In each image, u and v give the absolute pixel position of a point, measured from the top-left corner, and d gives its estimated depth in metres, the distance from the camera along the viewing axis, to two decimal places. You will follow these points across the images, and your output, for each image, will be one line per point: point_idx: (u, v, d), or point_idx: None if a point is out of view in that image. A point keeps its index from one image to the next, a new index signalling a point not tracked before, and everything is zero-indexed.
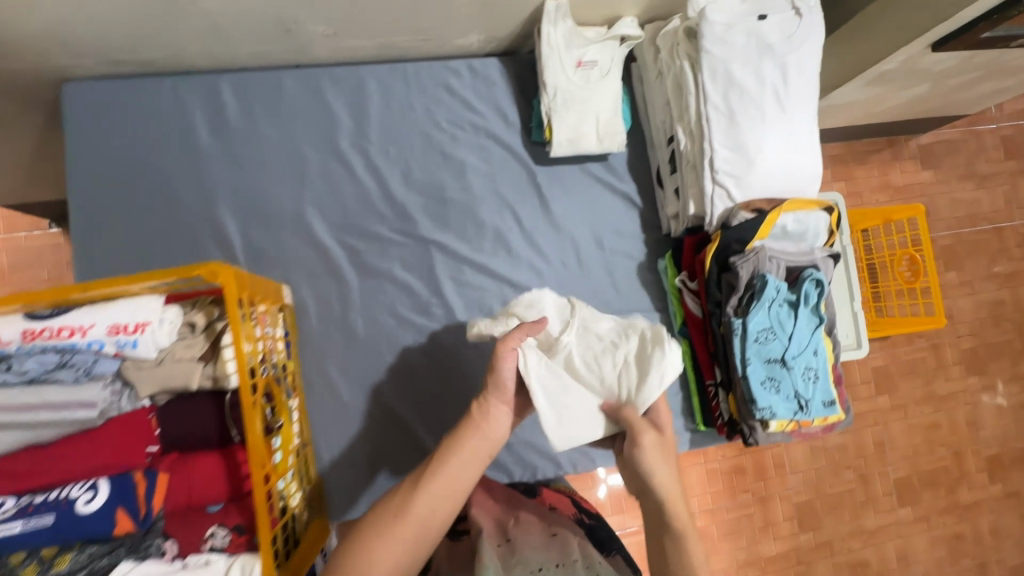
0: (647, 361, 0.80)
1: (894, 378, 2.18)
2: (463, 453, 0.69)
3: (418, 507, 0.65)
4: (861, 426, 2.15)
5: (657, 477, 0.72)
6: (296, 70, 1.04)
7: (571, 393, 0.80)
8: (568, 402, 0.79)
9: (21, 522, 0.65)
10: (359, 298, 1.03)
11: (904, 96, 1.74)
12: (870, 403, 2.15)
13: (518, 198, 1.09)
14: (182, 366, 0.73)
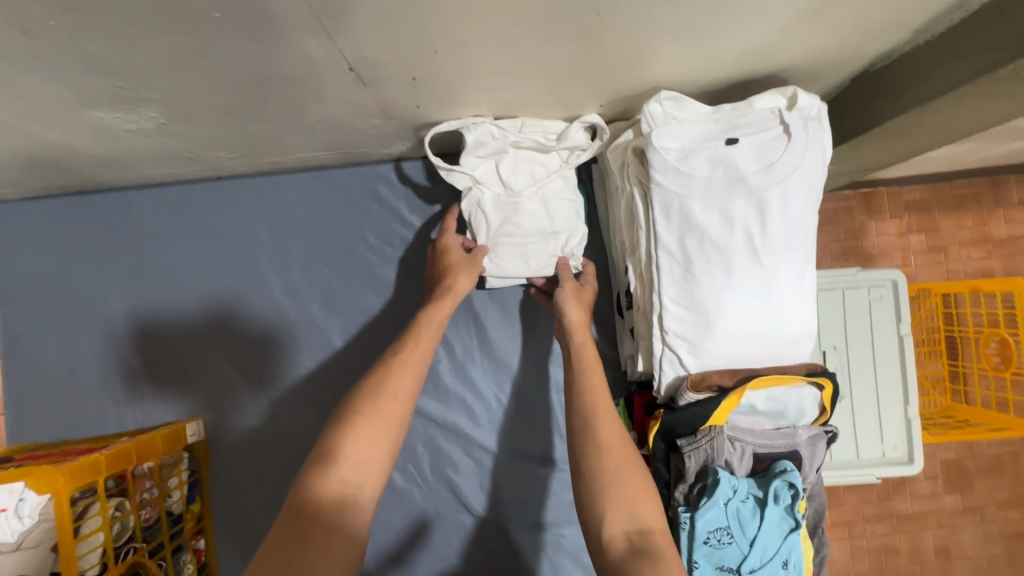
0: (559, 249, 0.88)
1: (973, 483, 1.38)
2: (444, 314, 0.78)
3: (408, 352, 0.69)
4: (921, 538, 1.38)
5: (588, 373, 0.74)
6: (217, 184, 0.97)
7: (497, 239, 0.87)
8: (493, 245, 0.87)
9: None
10: (272, 431, 0.96)
11: (999, 149, 1.22)
12: (935, 510, 1.38)
13: (451, 324, 0.97)
14: (48, 552, 0.71)
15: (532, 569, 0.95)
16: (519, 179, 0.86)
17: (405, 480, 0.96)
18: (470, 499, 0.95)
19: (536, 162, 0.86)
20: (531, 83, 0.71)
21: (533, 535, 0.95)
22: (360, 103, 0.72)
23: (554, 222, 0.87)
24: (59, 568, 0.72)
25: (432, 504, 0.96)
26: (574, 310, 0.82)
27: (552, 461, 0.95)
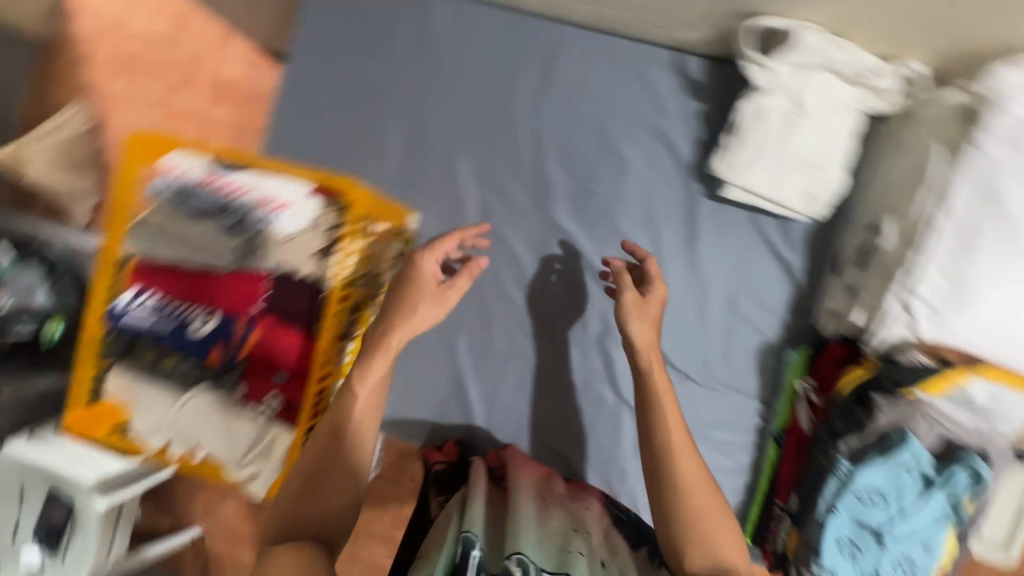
0: (813, 188, 0.89)
1: None
2: (423, 318, 0.82)
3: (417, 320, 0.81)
4: None
5: (665, 414, 0.79)
6: (506, 15, 1.03)
7: (757, 157, 0.88)
8: (751, 162, 0.89)
9: (159, 316, 0.82)
10: (471, 252, 1.04)
11: None
12: None
13: (666, 222, 0.99)
14: (302, 252, 0.82)
15: None
16: (810, 105, 0.84)
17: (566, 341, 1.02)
18: (619, 383, 1.01)
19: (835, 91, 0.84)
20: None
21: None
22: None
23: (822, 158, 0.87)
24: (311, 272, 0.82)
25: (581, 372, 1.02)
26: (645, 331, 0.84)
27: (707, 381, 0.99)
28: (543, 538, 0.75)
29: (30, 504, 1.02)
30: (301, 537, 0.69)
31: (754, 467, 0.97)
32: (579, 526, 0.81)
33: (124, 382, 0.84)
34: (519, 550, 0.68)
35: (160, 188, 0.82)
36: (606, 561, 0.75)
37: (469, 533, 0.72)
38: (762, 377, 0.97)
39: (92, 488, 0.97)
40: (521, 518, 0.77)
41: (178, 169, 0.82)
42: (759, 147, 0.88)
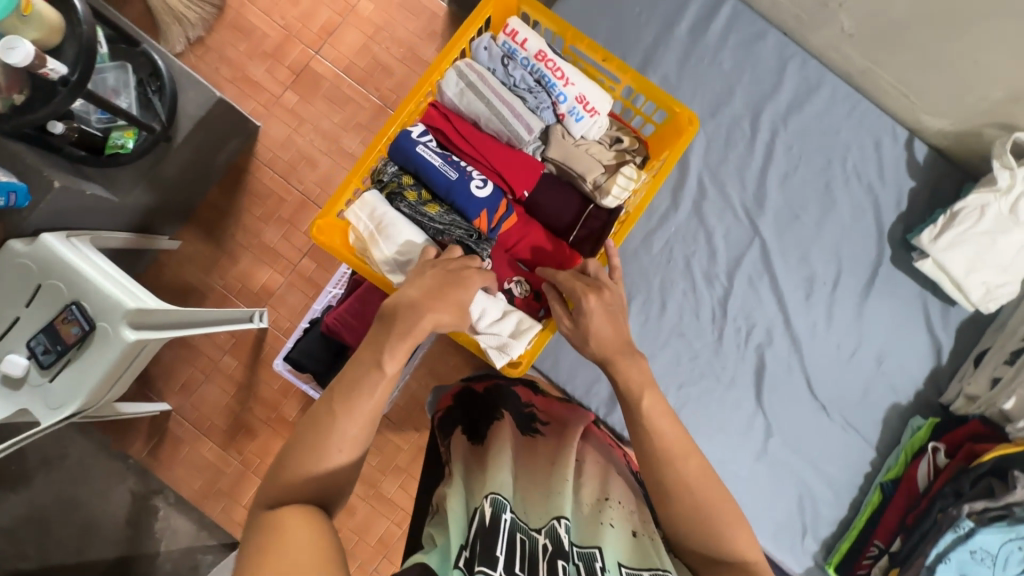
0: (994, 286, 1.01)
1: None
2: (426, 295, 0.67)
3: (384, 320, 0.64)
4: None
5: (652, 419, 0.63)
6: (781, 37, 1.11)
7: (964, 242, 1.00)
8: (956, 244, 1.01)
9: (439, 161, 0.79)
10: (674, 228, 1.09)
11: None
12: None
13: (850, 268, 1.09)
14: (590, 160, 0.84)
15: (761, 474, 1.06)
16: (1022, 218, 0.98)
17: (729, 338, 1.08)
18: (765, 395, 1.07)
19: None
20: None
21: (783, 452, 1.07)
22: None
23: (1012, 265, 1.00)
24: (596, 181, 0.84)
25: (733, 371, 1.08)
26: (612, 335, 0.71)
27: (837, 418, 1.07)
28: (575, 507, 0.64)
29: (38, 310, 0.96)
30: (305, 499, 0.55)
31: (852, 506, 1.06)
32: (611, 496, 0.66)
33: (391, 216, 0.78)
34: (560, 514, 0.60)
35: (484, 44, 0.82)
36: (641, 531, 0.62)
37: (501, 494, 0.60)
38: (884, 430, 1.07)
39: (127, 315, 0.94)
40: (557, 499, 0.64)
41: (517, 33, 0.81)
42: (969, 234, 1.00)
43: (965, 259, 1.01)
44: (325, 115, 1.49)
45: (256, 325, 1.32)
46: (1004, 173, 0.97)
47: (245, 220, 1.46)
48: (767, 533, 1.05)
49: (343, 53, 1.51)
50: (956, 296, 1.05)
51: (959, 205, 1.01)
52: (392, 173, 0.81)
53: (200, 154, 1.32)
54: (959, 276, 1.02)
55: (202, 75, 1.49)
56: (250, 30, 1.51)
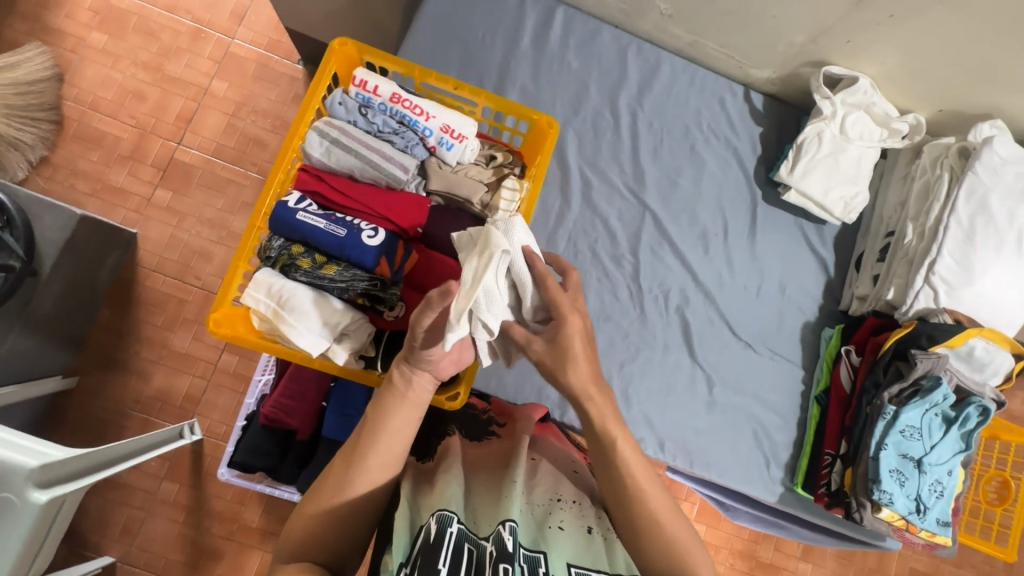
0: (848, 200, 1.16)
1: None
2: (423, 393, 0.73)
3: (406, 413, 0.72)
4: None
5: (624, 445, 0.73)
6: (614, 29, 1.21)
7: (813, 169, 1.14)
8: (808, 171, 1.14)
9: (324, 222, 0.77)
10: (572, 222, 1.14)
11: None
12: None
13: (734, 215, 1.20)
14: (471, 182, 0.87)
15: (715, 422, 1.12)
16: (851, 137, 1.13)
17: (651, 308, 1.14)
18: (697, 349, 1.14)
19: (867, 131, 1.14)
20: (927, 61, 1.04)
21: (728, 396, 1.14)
22: (827, 16, 1.02)
23: (855, 178, 1.15)
24: (482, 201, 0.87)
25: (664, 336, 1.14)
26: (588, 372, 0.71)
27: (762, 350, 1.16)
28: (527, 508, 0.73)
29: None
30: (307, 561, 0.68)
31: (800, 425, 1.14)
32: (563, 495, 0.76)
33: (290, 287, 0.76)
34: (507, 517, 0.67)
35: (337, 99, 0.82)
36: (594, 527, 0.73)
37: (445, 511, 0.68)
38: (804, 348, 1.17)
39: (32, 475, 0.82)
40: (497, 503, 0.72)
41: (366, 82, 0.83)
42: (814, 162, 1.13)
43: (819, 183, 1.14)
44: (206, 204, 1.43)
45: (189, 438, 1.26)
46: (828, 104, 1.12)
47: (145, 334, 1.36)
48: (737, 475, 1.11)
49: (207, 137, 1.46)
50: (821, 215, 1.19)
51: (801, 138, 1.14)
52: (279, 246, 0.78)
53: (75, 281, 1.23)
54: (818, 199, 1.15)
55: (56, 196, 1.38)
56: (99, 137, 1.43)
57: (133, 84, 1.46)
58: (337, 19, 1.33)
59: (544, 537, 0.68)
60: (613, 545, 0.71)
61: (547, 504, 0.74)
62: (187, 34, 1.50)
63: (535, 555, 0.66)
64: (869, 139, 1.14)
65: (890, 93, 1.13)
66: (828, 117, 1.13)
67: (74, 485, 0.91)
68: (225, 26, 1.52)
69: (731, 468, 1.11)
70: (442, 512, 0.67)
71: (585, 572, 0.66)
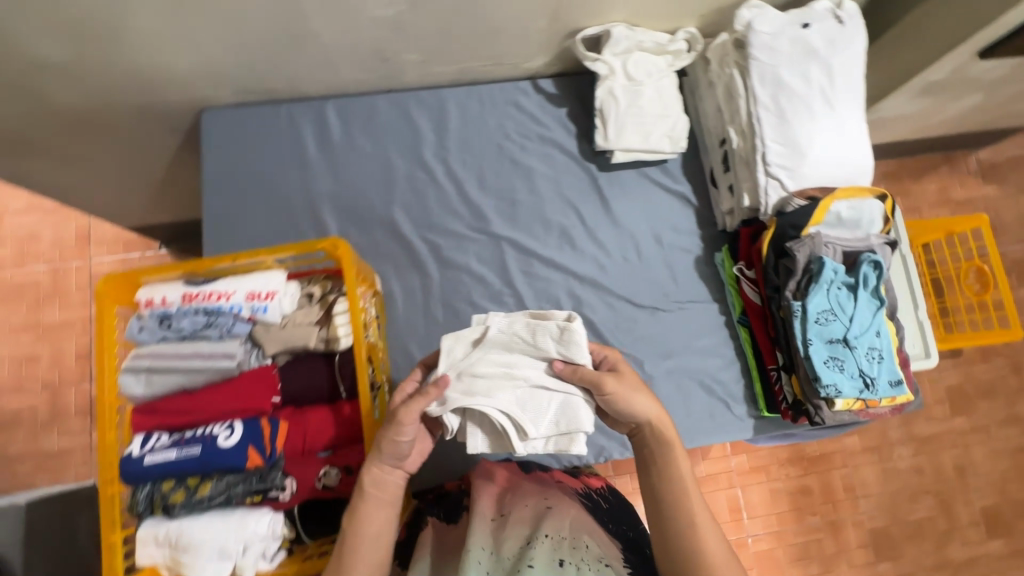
0: (670, 133, 1.16)
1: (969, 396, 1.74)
2: (393, 485, 0.78)
3: (382, 512, 0.76)
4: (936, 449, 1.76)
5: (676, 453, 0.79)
6: (387, 95, 1.21)
7: (624, 125, 1.14)
8: (620, 130, 1.14)
9: (175, 451, 0.76)
10: (439, 289, 1.14)
11: (953, 108, 1.66)
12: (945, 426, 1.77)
13: (581, 200, 1.20)
14: (302, 329, 0.86)
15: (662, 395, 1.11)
16: (640, 78, 1.14)
17: None
18: (609, 337, 1.14)
19: (652, 65, 1.14)
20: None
21: (662, 364, 1.13)
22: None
23: (665, 110, 1.15)
24: (320, 339, 0.86)
25: None
26: (650, 405, 0.79)
27: (668, 304, 1.16)
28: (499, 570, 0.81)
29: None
30: None
31: (739, 354, 1.14)
32: (535, 535, 0.84)
33: (176, 528, 0.76)
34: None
35: (136, 326, 0.81)
36: (565, 559, 0.80)
37: None
38: (706, 283, 1.17)
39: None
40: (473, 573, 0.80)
41: (153, 298, 0.82)
42: (621, 118, 1.14)
43: (635, 134, 1.15)
44: None
45: None
46: (603, 63, 1.11)
47: None
48: (707, 430, 1.10)
49: None
50: (659, 156, 1.18)
51: (598, 103, 1.14)
52: (146, 495, 0.77)
53: None
54: (642, 146, 1.15)
55: (21, 485, 1.52)
56: None
57: (23, 350, 1.60)
58: None
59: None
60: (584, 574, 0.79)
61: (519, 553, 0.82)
62: None
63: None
64: (657, 71, 1.15)
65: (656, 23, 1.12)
66: (610, 73, 1.12)
67: None
68: None
69: (697, 428, 1.10)
70: None
71: None
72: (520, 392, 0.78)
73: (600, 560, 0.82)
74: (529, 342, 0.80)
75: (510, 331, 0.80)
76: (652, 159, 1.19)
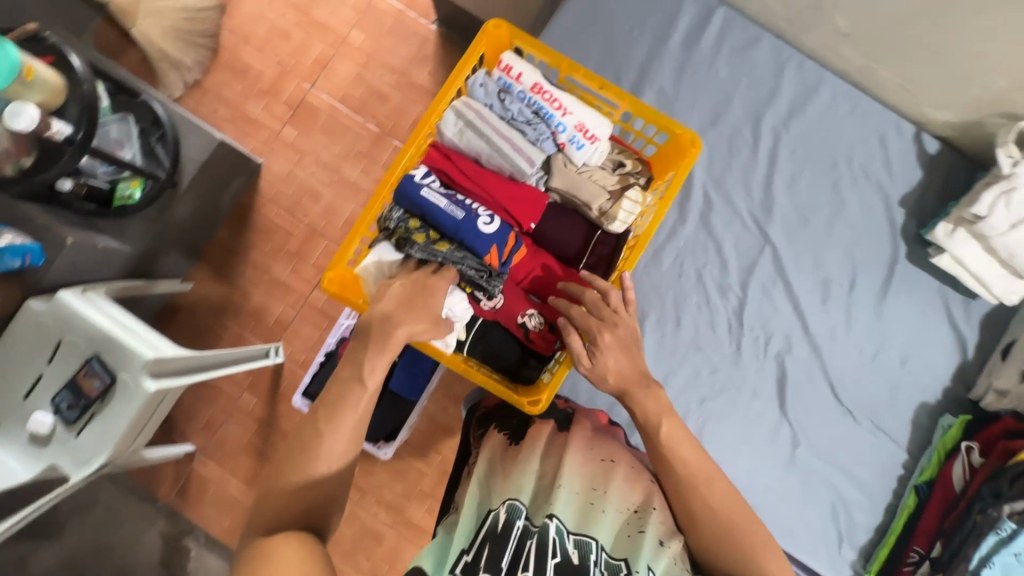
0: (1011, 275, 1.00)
1: None
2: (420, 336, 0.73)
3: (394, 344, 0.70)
4: None
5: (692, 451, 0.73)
6: (775, 40, 1.10)
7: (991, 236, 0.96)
8: (972, 237, 0.99)
9: (445, 202, 0.78)
10: (683, 241, 1.08)
11: None
12: None
13: (866, 269, 1.08)
14: (594, 187, 0.84)
15: (787, 482, 1.04)
16: None
17: (747, 348, 1.06)
18: (787, 399, 1.06)
19: None
20: None
21: (812, 459, 1.05)
22: None
23: None
24: (602, 208, 0.84)
25: (754, 381, 1.06)
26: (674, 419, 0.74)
27: (858, 415, 1.06)
28: (604, 508, 0.71)
29: (60, 366, 1.00)
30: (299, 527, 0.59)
31: (888, 511, 1.04)
32: (641, 506, 0.73)
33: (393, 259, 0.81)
34: (513, 496, 0.71)
35: (480, 80, 0.82)
36: (670, 542, 0.69)
37: (515, 501, 0.70)
38: (914, 431, 1.06)
39: (147, 365, 0.97)
40: (522, 470, 0.74)
41: (512, 68, 0.82)
42: (999, 228, 0.95)
43: (975, 251, 0.99)
44: (325, 149, 1.46)
45: (273, 359, 1.31)
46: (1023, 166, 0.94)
47: (245, 272, 1.42)
48: (804, 544, 1.03)
49: (338, 84, 1.48)
50: (981, 286, 1.02)
51: (990, 195, 0.95)
52: (398, 218, 0.80)
53: (207, 206, 1.33)
54: (967, 267, 1.01)
55: (201, 118, 1.46)
56: (245, 68, 1.49)
57: (282, 24, 1.50)
58: None
59: (552, 497, 0.70)
60: (638, 541, 0.68)
61: (625, 513, 0.72)
62: None
63: (551, 520, 0.67)
64: None
65: None
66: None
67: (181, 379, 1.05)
68: None
69: (793, 533, 1.03)
70: (510, 500, 0.70)
71: (616, 561, 0.67)
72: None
73: (664, 538, 0.69)
74: None
75: (1008, 265, 0.98)
76: (974, 289, 1.03)
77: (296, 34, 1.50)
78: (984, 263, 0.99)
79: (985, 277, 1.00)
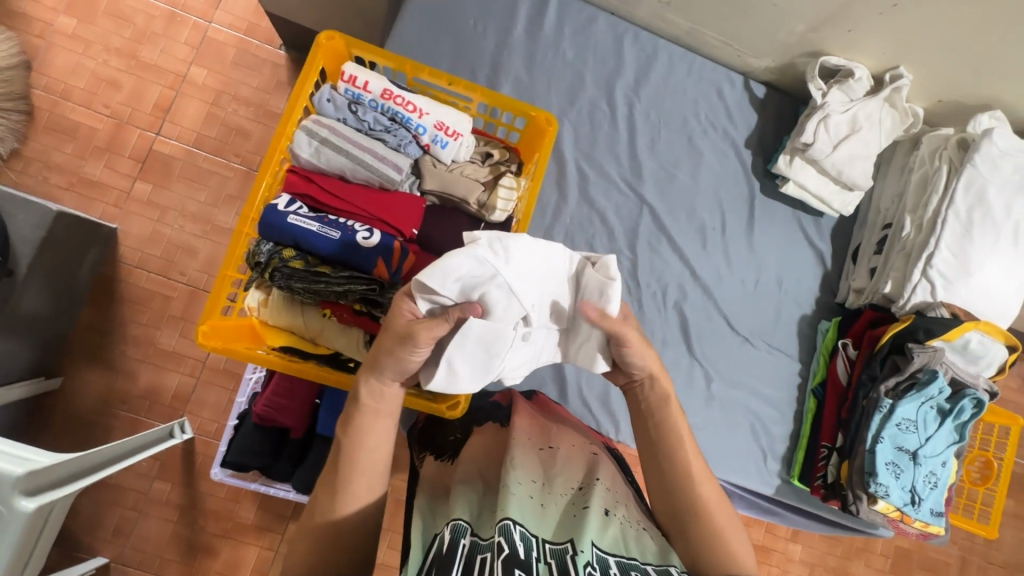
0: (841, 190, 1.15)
1: None
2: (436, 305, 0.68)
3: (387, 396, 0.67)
4: None
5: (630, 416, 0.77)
6: (610, 17, 1.17)
7: (819, 156, 1.09)
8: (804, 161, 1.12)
9: (317, 225, 0.75)
10: (570, 217, 1.12)
11: None
12: None
13: (732, 209, 1.18)
14: (467, 181, 0.84)
15: (711, 417, 1.12)
16: (856, 123, 1.09)
17: (649, 304, 1.13)
18: (694, 342, 1.14)
19: (870, 117, 1.09)
20: (920, 53, 1.05)
21: (726, 391, 1.14)
22: (829, 5, 1.00)
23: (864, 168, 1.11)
24: (479, 200, 0.84)
25: (662, 333, 1.13)
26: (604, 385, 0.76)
27: (755, 340, 1.16)
28: (548, 496, 0.69)
29: None
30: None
31: (797, 418, 1.15)
32: (581, 484, 0.73)
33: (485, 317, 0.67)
34: (455, 516, 0.65)
35: (326, 95, 0.80)
36: (612, 510, 0.69)
37: (459, 521, 0.64)
38: (801, 341, 1.18)
39: (19, 485, 0.78)
40: (460, 490, 0.69)
41: (356, 78, 0.80)
42: (823, 148, 1.09)
43: (809, 174, 1.13)
44: (189, 198, 1.33)
45: (179, 438, 1.21)
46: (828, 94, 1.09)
47: (126, 351, 1.27)
48: (735, 469, 1.11)
49: (187, 127, 1.36)
50: (821, 203, 1.16)
51: (811, 123, 1.08)
52: (269, 250, 0.75)
53: (59, 289, 1.18)
54: (806, 189, 1.14)
55: (30, 191, 1.27)
56: (72, 127, 1.32)
57: (106, 72, 1.35)
58: (323, 4, 1.19)
59: (501, 501, 0.65)
60: (583, 520, 0.66)
61: (569, 494, 0.71)
62: (162, 18, 1.38)
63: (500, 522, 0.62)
64: (879, 125, 1.10)
65: (894, 80, 1.09)
66: (832, 104, 1.09)
67: (63, 490, 0.87)
68: (201, 9, 1.40)
69: (730, 461, 1.11)
70: (454, 521, 0.64)
71: (562, 545, 0.63)
72: (839, 118, 1.09)
73: (609, 508, 0.69)
74: (869, 130, 1.10)
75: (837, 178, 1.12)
76: (817, 207, 1.17)
77: (127, 80, 1.35)
78: (816, 181, 1.13)
79: (822, 194, 1.14)
